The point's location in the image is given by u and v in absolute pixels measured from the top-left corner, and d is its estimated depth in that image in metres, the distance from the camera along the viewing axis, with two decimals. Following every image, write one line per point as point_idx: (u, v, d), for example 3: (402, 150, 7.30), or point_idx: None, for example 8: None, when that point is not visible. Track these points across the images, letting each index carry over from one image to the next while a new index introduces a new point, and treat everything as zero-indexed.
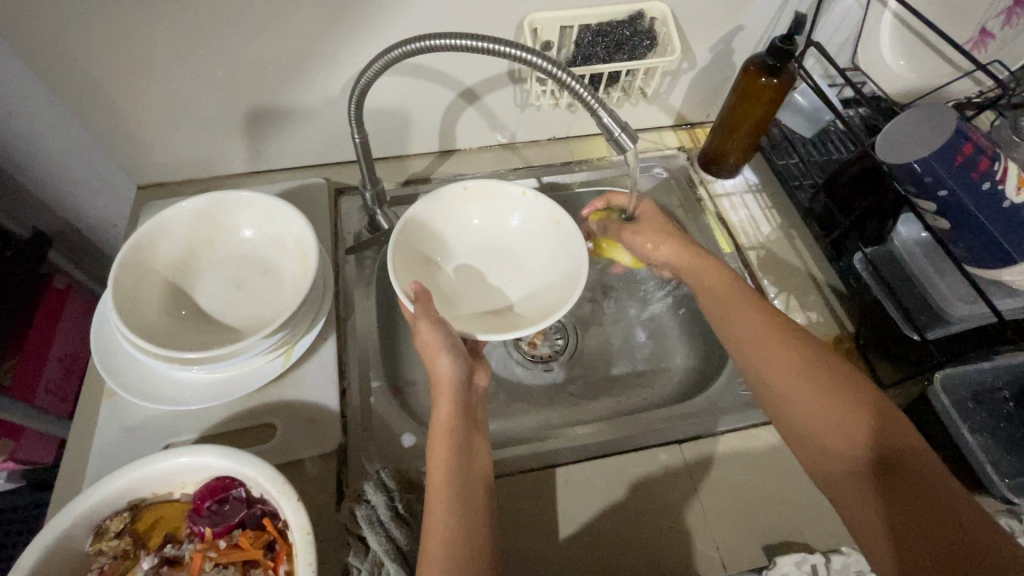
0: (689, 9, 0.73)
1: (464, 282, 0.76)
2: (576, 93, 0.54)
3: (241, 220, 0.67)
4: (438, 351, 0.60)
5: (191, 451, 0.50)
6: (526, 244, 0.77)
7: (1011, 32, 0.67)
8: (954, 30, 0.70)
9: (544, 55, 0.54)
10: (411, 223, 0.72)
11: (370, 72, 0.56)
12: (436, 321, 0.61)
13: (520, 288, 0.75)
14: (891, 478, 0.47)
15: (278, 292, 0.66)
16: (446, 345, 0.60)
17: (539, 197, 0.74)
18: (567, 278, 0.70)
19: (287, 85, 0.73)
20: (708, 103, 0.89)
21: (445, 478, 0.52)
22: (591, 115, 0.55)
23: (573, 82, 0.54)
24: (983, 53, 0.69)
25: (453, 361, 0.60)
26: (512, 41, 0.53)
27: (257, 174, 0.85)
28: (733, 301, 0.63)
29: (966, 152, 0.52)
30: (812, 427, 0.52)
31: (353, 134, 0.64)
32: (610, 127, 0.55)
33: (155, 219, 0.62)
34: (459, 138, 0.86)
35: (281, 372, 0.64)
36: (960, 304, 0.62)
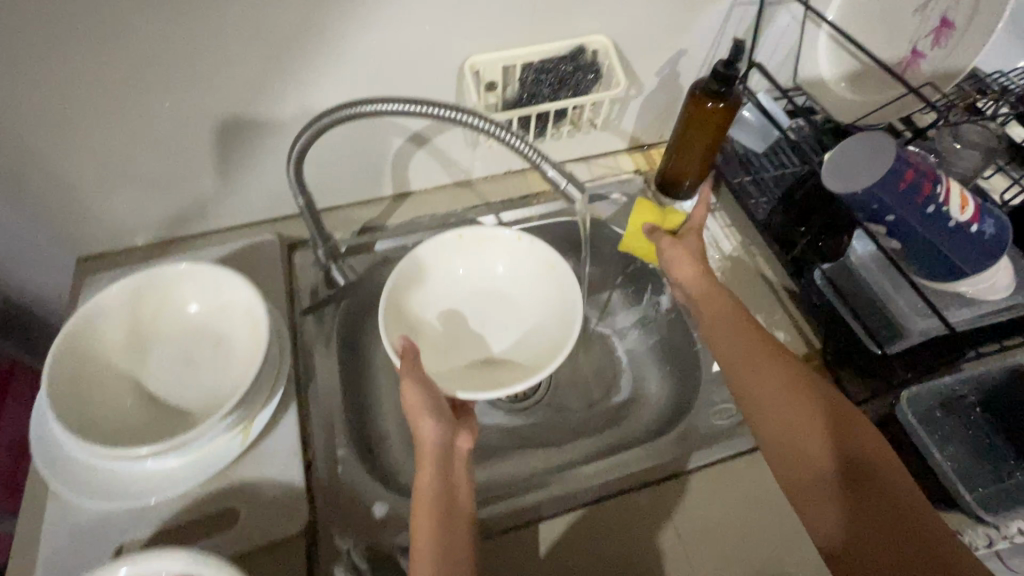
0: (630, 39, 0.72)
1: (451, 337, 0.76)
2: (519, 150, 0.54)
3: (186, 293, 0.64)
4: (420, 413, 0.59)
5: (142, 560, 0.47)
6: (519, 288, 0.78)
7: (939, 53, 0.64)
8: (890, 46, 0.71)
9: (479, 113, 0.53)
10: (402, 277, 0.72)
11: (303, 138, 0.54)
12: (419, 381, 0.60)
13: (516, 334, 0.76)
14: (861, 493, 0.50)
15: (230, 367, 0.63)
16: (428, 407, 0.59)
17: (534, 243, 0.74)
18: (561, 324, 0.71)
19: (226, 146, 0.70)
20: (660, 125, 0.89)
21: (433, 551, 0.50)
22: (535, 169, 0.55)
23: (514, 140, 0.53)
24: (914, 74, 0.66)
25: (436, 425, 0.59)
26: (445, 102, 0.52)
27: (206, 235, 0.81)
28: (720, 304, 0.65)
29: (910, 177, 0.51)
30: (792, 433, 0.54)
31: (295, 197, 0.62)
32: (557, 179, 0.55)
33: (91, 305, 0.58)
34: (412, 180, 0.84)
35: (241, 451, 0.61)
36: (918, 318, 0.63)
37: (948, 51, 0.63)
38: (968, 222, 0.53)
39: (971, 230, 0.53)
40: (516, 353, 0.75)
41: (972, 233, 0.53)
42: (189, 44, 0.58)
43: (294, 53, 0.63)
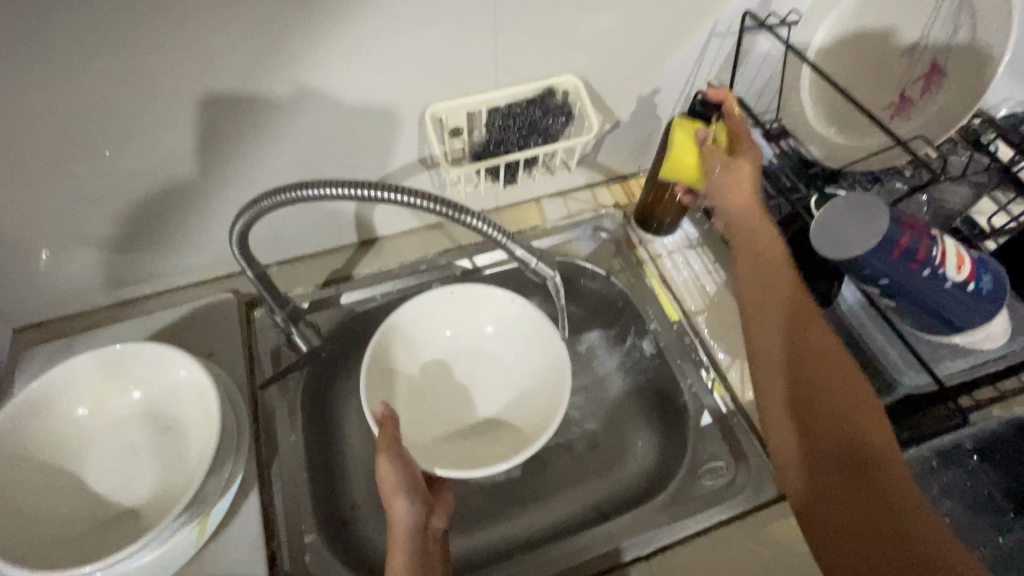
0: (602, 77, 0.68)
1: (432, 402, 0.73)
2: (487, 232, 0.55)
3: (129, 376, 0.59)
4: (393, 495, 0.54)
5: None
6: (508, 347, 0.75)
7: (930, 99, 0.63)
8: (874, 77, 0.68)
9: (437, 195, 0.51)
10: (385, 339, 0.69)
11: (245, 217, 0.50)
12: (396, 459, 0.55)
13: (504, 396, 0.73)
14: (854, 493, 0.50)
15: (182, 455, 0.58)
16: (405, 486, 0.55)
17: (528, 306, 0.71)
18: (551, 393, 0.69)
19: (169, 207, 0.64)
20: (638, 156, 0.85)
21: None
22: (505, 249, 0.58)
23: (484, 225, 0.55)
24: (906, 119, 0.66)
25: (410, 508, 0.54)
26: (397, 184, 0.50)
27: (156, 295, 0.75)
28: (771, 263, 0.62)
29: (904, 244, 0.48)
30: (815, 409, 0.54)
31: (244, 268, 0.58)
32: (525, 259, 0.58)
33: (17, 402, 0.53)
34: (378, 226, 0.79)
35: (197, 548, 0.56)
36: (910, 372, 0.59)
37: (939, 97, 0.63)
38: (965, 282, 0.50)
39: (968, 288, 0.50)
40: (504, 417, 0.72)
41: (970, 292, 0.51)
42: (116, 106, 0.53)
43: (236, 109, 0.57)
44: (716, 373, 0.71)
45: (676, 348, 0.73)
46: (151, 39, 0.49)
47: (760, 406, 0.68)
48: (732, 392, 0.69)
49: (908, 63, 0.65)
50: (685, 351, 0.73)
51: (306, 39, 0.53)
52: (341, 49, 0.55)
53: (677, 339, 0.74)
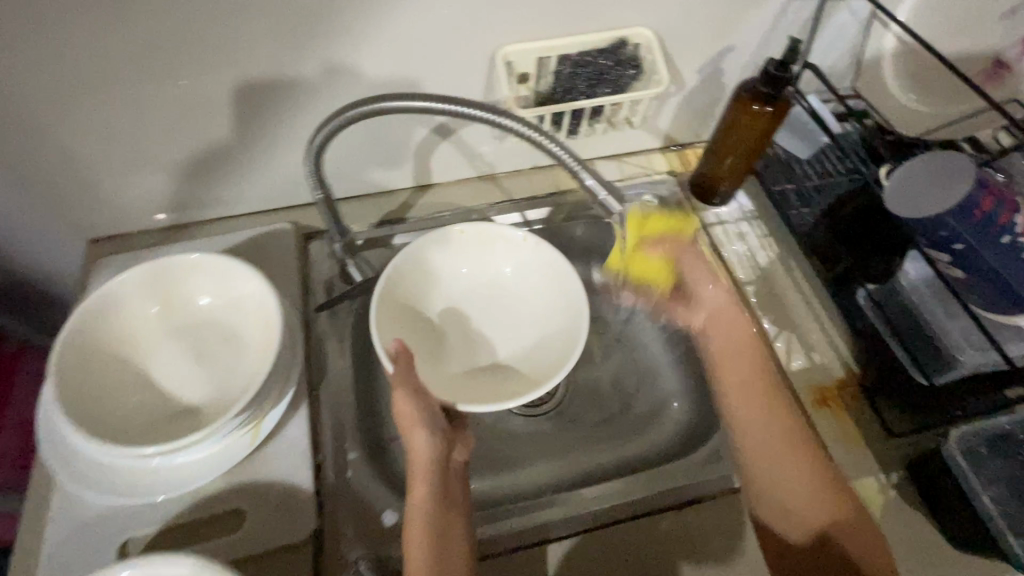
0: (675, 33, 0.67)
1: (453, 340, 0.74)
2: (555, 153, 0.53)
3: (198, 286, 0.62)
4: (413, 428, 0.56)
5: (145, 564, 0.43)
6: (522, 290, 0.75)
7: None
8: (961, 49, 0.66)
9: (512, 113, 0.51)
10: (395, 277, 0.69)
11: (325, 132, 0.52)
12: (414, 392, 0.57)
13: (516, 340, 0.74)
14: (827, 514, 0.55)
15: (241, 364, 0.61)
16: (422, 420, 0.56)
17: (541, 245, 0.72)
18: (565, 334, 0.69)
19: (242, 129, 0.67)
20: (698, 124, 0.84)
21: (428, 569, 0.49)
22: (573, 177, 0.55)
23: (553, 144, 0.52)
24: None
25: (428, 439, 0.56)
26: (476, 102, 0.51)
27: (220, 220, 0.79)
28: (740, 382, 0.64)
29: (985, 205, 0.49)
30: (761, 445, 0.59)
31: (314, 190, 0.60)
32: (596, 189, 0.55)
33: (97, 295, 0.56)
34: (434, 172, 0.81)
35: (249, 451, 0.59)
36: (971, 351, 0.59)
37: None
38: None
39: None
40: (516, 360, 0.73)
41: None
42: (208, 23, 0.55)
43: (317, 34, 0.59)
44: (762, 342, 0.70)
45: (722, 315, 0.73)
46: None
47: (804, 377, 0.67)
48: (776, 360, 0.69)
49: None
50: (731, 319, 0.72)
51: None
52: None
53: None
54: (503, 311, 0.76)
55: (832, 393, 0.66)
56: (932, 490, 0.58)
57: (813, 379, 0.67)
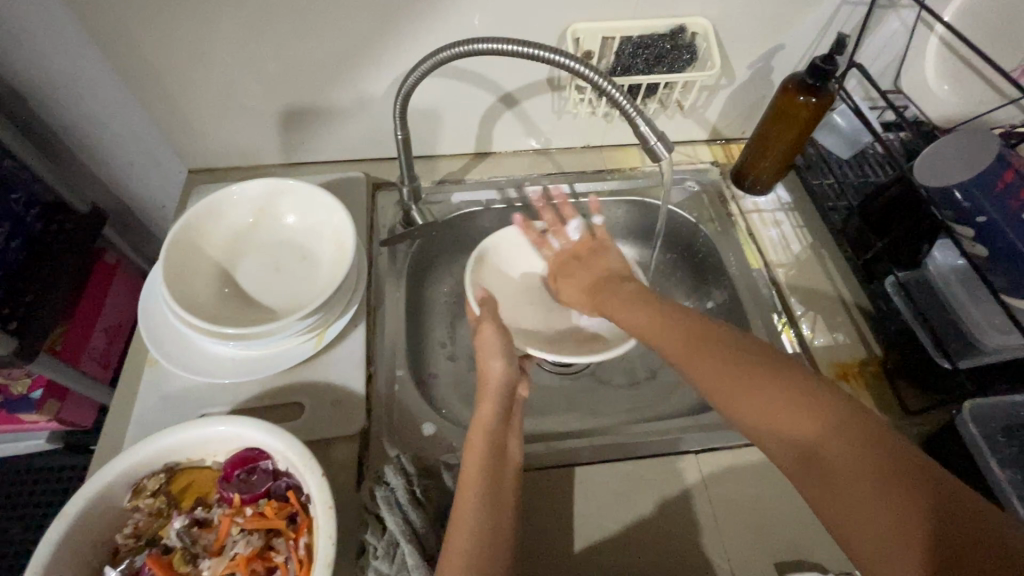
0: (730, 25, 0.74)
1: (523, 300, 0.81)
2: (615, 99, 0.58)
3: (285, 207, 0.71)
4: (491, 354, 0.64)
5: (258, 425, 0.53)
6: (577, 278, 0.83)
7: None
8: (1006, 56, 0.69)
9: (588, 65, 0.58)
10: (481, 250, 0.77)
11: (418, 71, 0.60)
12: (494, 326, 0.66)
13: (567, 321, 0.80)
14: (827, 458, 0.42)
15: (314, 278, 0.69)
16: (500, 349, 0.65)
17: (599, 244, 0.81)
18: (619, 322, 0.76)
19: (335, 82, 0.76)
20: (744, 119, 0.89)
21: (478, 463, 0.54)
22: (629, 123, 0.59)
23: (612, 89, 0.57)
24: None
25: (502, 365, 0.63)
26: (557, 50, 0.57)
27: (301, 165, 0.89)
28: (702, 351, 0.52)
29: (1007, 178, 0.53)
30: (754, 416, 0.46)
31: (396, 131, 0.68)
32: (647, 136, 0.59)
33: (205, 201, 0.66)
34: (495, 141, 0.88)
35: (313, 354, 0.66)
36: (993, 333, 0.62)
37: None
38: None
39: None
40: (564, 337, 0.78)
41: None
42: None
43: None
44: (788, 320, 0.74)
45: (752, 292, 0.77)
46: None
47: (826, 354, 0.71)
48: (800, 336, 0.72)
49: None
50: (760, 296, 0.76)
51: None
52: None
53: (755, 285, 0.78)
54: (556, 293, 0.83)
55: (853, 370, 0.69)
56: (946, 464, 0.60)
57: (835, 356, 0.70)
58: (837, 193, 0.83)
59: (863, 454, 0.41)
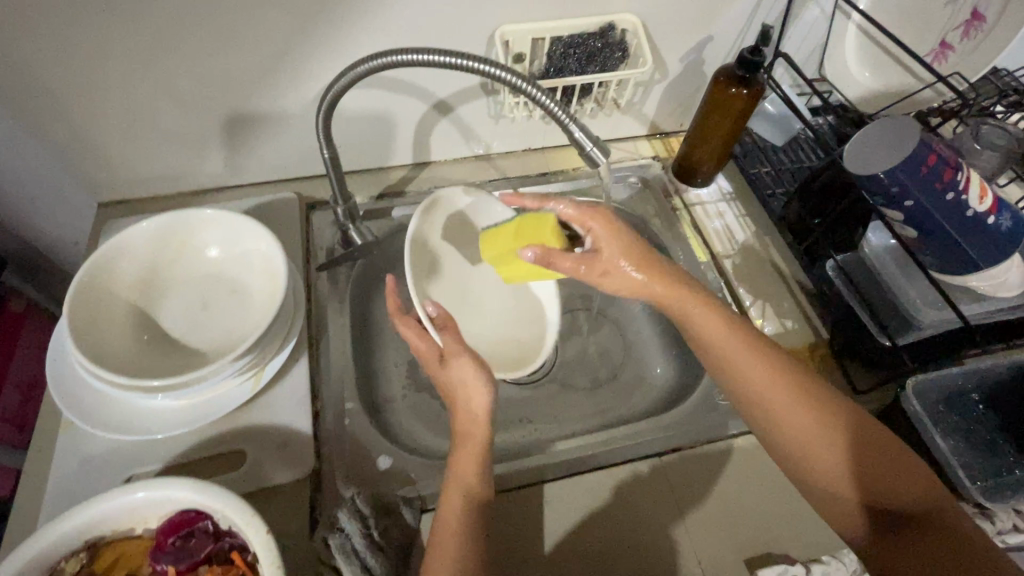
0: (659, 21, 0.73)
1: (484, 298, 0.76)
2: (547, 108, 0.56)
3: (207, 240, 0.65)
4: (472, 390, 0.56)
5: (189, 487, 0.48)
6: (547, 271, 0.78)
7: (968, 45, 0.67)
8: (918, 41, 0.71)
9: (507, 68, 0.55)
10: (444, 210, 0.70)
11: (339, 85, 0.56)
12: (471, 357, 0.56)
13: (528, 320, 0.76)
14: (853, 488, 0.49)
15: (247, 314, 0.64)
16: (484, 384, 0.56)
17: None
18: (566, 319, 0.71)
19: (252, 98, 0.71)
20: (681, 112, 0.90)
21: (461, 515, 0.51)
22: (563, 130, 0.57)
23: (544, 97, 0.56)
24: (943, 65, 0.69)
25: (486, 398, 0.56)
26: (482, 58, 0.54)
27: (227, 189, 0.83)
28: (745, 357, 0.55)
29: (930, 163, 0.53)
30: (795, 436, 0.51)
31: (322, 149, 0.63)
32: (581, 141, 0.57)
33: (112, 241, 0.59)
34: (433, 150, 0.85)
35: (251, 396, 0.61)
36: (929, 310, 0.63)
37: (976, 43, 0.66)
38: (986, 213, 0.53)
39: (986, 220, 0.54)
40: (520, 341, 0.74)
41: (991, 225, 0.54)
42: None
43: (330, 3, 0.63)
44: (739, 311, 0.74)
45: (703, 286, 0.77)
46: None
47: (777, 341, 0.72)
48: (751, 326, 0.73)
49: (950, 10, 0.68)
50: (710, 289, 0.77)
51: None
52: None
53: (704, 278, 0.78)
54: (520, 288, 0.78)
55: (803, 355, 0.71)
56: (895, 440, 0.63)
57: (787, 342, 0.71)
58: (774, 180, 0.84)
59: (884, 472, 0.49)
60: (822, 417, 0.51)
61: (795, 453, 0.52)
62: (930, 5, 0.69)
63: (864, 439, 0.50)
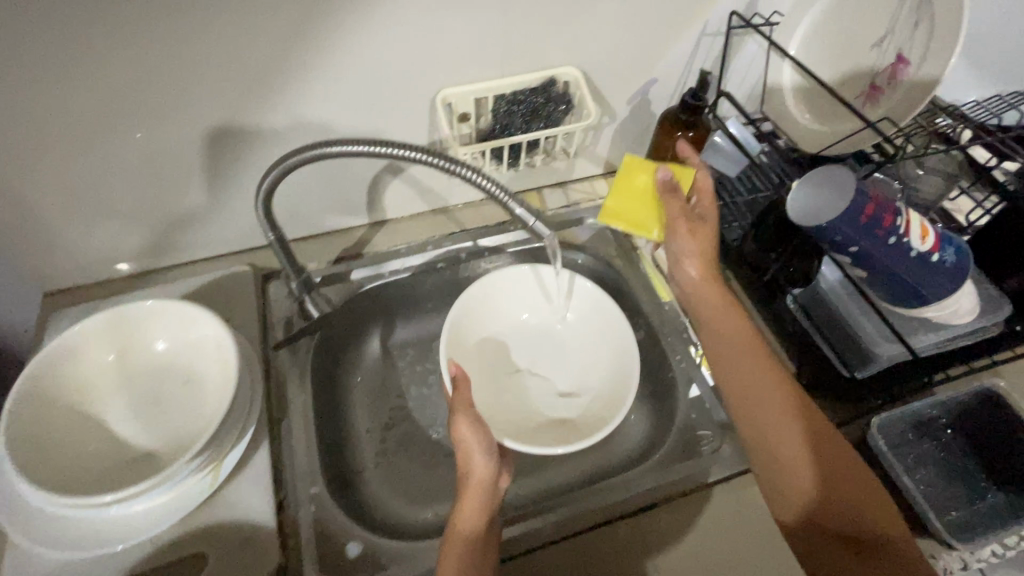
0: (601, 69, 0.73)
1: (505, 379, 0.78)
2: (488, 188, 0.58)
3: (154, 333, 0.63)
4: (473, 452, 0.62)
5: None
6: (575, 341, 0.80)
7: (896, 87, 0.64)
8: (850, 85, 0.70)
9: (444, 153, 0.55)
10: (471, 295, 0.76)
11: (269, 180, 0.54)
12: (471, 421, 0.63)
13: (567, 395, 0.77)
14: (829, 514, 0.53)
15: (200, 407, 0.62)
16: (483, 445, 0.63)
17: (595, 304, 0.77)
18: (616, 385, 0.73)
19: (193, 178, 0.68)
20: (633, 151, 0.90)
21: None
22: (504, 207, 0.61)
23: (485, 180, 0.58)
24: (875, 107, 0.67)
25: (487, 460, 0.62)
26: (417, 145, 0.54)
27: (179, 266, 0.80)
28: (756, 370, 0.58)
29: (869, 211, 0.52)
30: (786, 454, 0.55)
31: (265, 232, 0.62)
32: (524, 216, 0.62)
33: (50, 349, 0.56)
34: (388, 209, 0.84)
35: (209, 494, 0.59)
36: (884, 343, 0.64)
37: (904, 85, 0.63)
38: (928, 251, 0.54)
39: (930, 257, 0.55)
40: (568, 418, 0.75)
41: (933, 262, 0.55)
42: (146, 79, 0.56)
43: (261, 87, 0.61)
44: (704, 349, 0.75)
45: (668, 327, 0.78)
46: (186, 12, 0.52)
47: None
48: None
49: (877, 54, 0.67)
50: (675, 329, 0.77)
51: (326, 21, 0.57)
52: (356, 30, 0.59)
53: (670, 319, 0.78)
54: (549, 360, 0.80)
55: None
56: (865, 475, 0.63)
57: None
58: (728, 216, 0.82)
59: (863, 505, 0.52)
60: (818, 443, 0.55)
61: (777, 470, 0.55)
62: (857, 49, 0.69)
63: (848, 471, 0.54)
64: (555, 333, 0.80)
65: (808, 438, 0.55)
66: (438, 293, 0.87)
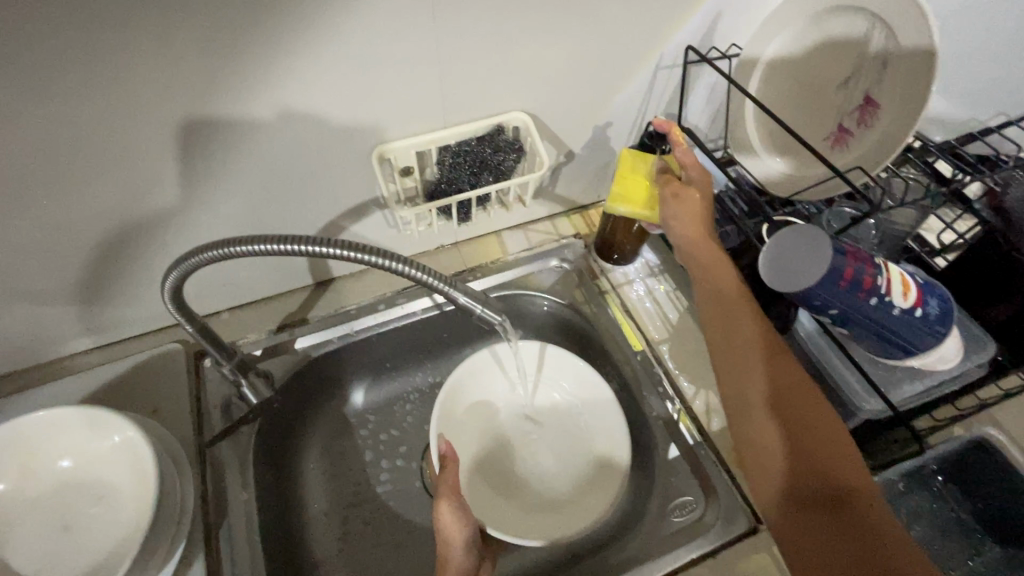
0: (553, 110, 0.67)
1: (491, 460, 0.74)
2: (425, 279, 0.53)
3: (58, 449, 0.55)
4: (453, 541, 0.57)
5: None
6: (561, 414, 0.76)
7: (864, 130, 0.62)
8: (816, 125, 0.67)
9: (371, 248, 0.50)
10: (454, 385, 0.70)
11: (172, 279, 0.48)
12: (455, 504, 0.58)
13: (555, 474, 0.73)
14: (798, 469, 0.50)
15: (114, 531, 0.54)
16: (463, 535, 0.57)
17: (577, 376, 0.73)
18: (606, 466, 0.69)
19: (97, 263, 0.59)
20: (595, 186, 0.84)
21: None
22: (447, 296, 0.56)
23: (422, 274, 0.53)
24: (844, 150, 0.65)
25: (465, 553, 0.56)
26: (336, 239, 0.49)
27: (93, 351, 0.71)
28: (736, 325, 0.57)
29: (849, 276, 0.49)
30: (759, 405, 0.53)
31: (183, 323, 0.55)
32: (470, 305, 0.57)
33: None
34: (333, 268, 0.77)
35: None
36: (869, 398, 0.60)
37: (872, 129, 0.62)
38: (913, 307, 0.51)
39: (916, 313, 0.52)
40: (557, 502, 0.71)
41: (920, 317, 0.52)
42: (18, 166, 0.47)
43: (159, 171, 0.53)
44: (682, 405, 0.70)
45: (643, 379, 0.73)
46: (61, 91, 0.43)
47: (726, 436, 0.67)
48: (698, 424, 0.68)
49: (844, 94, 0.64)
50: (652, 381, 0.72)
51: (236, 89, 0.49)
52: (274, 94, 0.51)
53: (645, 370, 0.73)
54: (535, 437, 0.76)
55: None
56: None
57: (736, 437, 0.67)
58: None
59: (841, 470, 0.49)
60: (803, 404, 0.52)
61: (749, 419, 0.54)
62: (822, 86, 0.66)
63: (833, 438, 0.50)
64: (539, 406, 0.76)
65: (792, 399, 0.52)
66: (394, 353, 0.80)
